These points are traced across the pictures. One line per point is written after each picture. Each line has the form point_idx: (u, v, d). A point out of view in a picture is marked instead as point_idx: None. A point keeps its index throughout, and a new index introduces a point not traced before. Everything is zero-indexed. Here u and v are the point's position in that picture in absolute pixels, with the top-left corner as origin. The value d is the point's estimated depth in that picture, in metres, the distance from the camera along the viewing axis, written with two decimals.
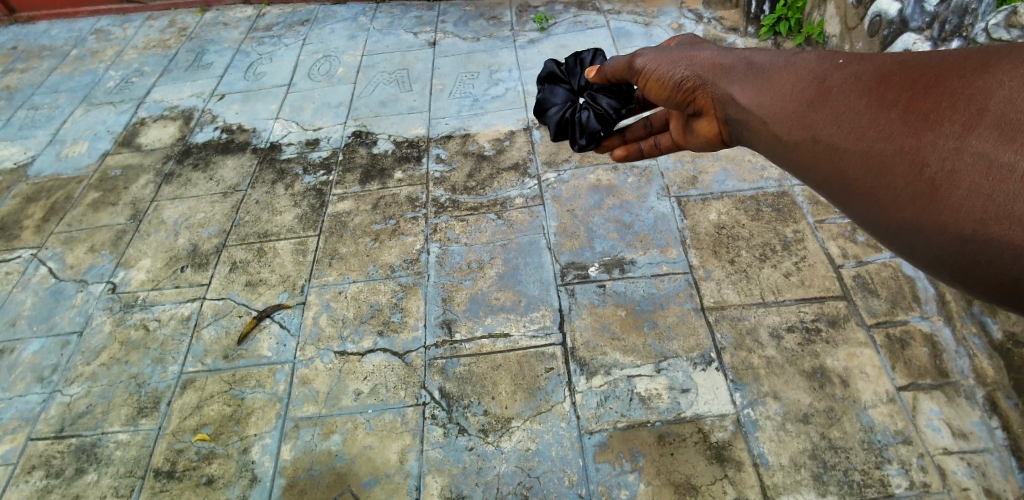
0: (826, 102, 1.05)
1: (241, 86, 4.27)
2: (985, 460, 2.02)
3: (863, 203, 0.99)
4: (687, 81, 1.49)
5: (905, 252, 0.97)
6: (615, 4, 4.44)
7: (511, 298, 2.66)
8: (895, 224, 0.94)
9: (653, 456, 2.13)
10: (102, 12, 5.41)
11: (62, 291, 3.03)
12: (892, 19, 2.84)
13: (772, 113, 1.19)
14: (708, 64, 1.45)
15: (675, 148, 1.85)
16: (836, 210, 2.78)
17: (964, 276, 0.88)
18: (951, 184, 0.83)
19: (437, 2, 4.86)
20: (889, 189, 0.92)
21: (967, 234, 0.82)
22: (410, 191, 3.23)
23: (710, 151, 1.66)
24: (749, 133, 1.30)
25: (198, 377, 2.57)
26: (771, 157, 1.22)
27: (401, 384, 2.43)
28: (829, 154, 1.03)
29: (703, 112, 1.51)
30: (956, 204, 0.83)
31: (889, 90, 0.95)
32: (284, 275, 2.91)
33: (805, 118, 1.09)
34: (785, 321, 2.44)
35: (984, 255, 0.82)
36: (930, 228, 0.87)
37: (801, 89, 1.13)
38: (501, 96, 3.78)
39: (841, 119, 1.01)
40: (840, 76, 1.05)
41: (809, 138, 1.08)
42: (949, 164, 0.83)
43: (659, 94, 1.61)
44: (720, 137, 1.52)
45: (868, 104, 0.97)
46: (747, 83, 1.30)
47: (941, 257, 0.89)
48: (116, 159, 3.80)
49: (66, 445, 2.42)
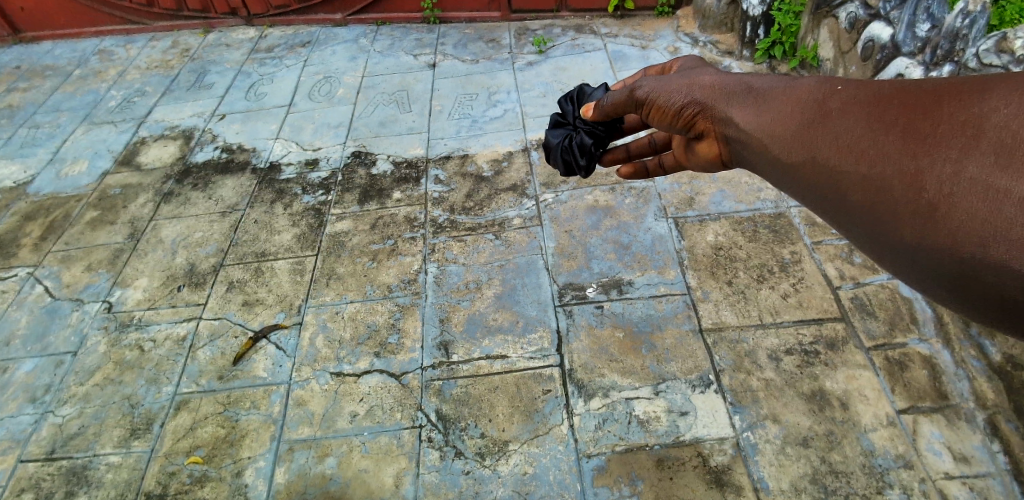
0: (825, 124, 1.05)
1: (242, 106, 4.31)
2: (987, 484, 2.00)
3: (862, 224, 0.99)
4: (688, 105, 1.50)
5: (903, 273, 0.96)
6: (613, 28, 4.50)
7: (509, 319, 2.66)
8: (893, 244, 0.93)
9: (653, 481, 2.11)
10: (105, 33, 5.48)
11: (57, 310, 3.01)
12: (885, 44, 2.91)
13: (770, 134, 1.19)
14: (708, 89, 1.45)
15: (679, 167, 1.84)
16: (833, 231, 2.79)
17: (962, 295, 0.88)
18: (950, 206, 0.83)
19: (437, 25, 4.93)
20: (888, 210, 0.92)
21: (966, 255, 0.82)
22: (409, 211, 3.24)
23: (712, 171, 1.66)
24: (748, 156, 1.30)
25: (193, 398, 2.54)
26: (770, 178, 1.22)
27: (398, 405, 2.41)
28: (828, 176, 1.03)
29: (703, 135, 1.51)
30: (954, 225, 0.83)
31: (887, 113, 0.95)
32: (282, 294, 2.90)
33: (804, 140, 1.09)
34: (783, 343, 2.43)
35: (983, 275, 0.81)
36: (929, 248, 0.87)
37: (800, 112, 1.13)
38: (499, 117, 3.81)
39: (839, 141, 1.01)
40: (838, 98, 1.06)
41: (808, 160, 1.08)
42: (947, 186, 0.84)
43: (661, 119, 1.61)
44: (720, 159, 1.52)
45: (867, 126, 0.98)
46: (748, 106, 1.31)
47: (940, 276, 0.88)
48: (116, 178, 3.81)
49: (57, 467, 2.39)
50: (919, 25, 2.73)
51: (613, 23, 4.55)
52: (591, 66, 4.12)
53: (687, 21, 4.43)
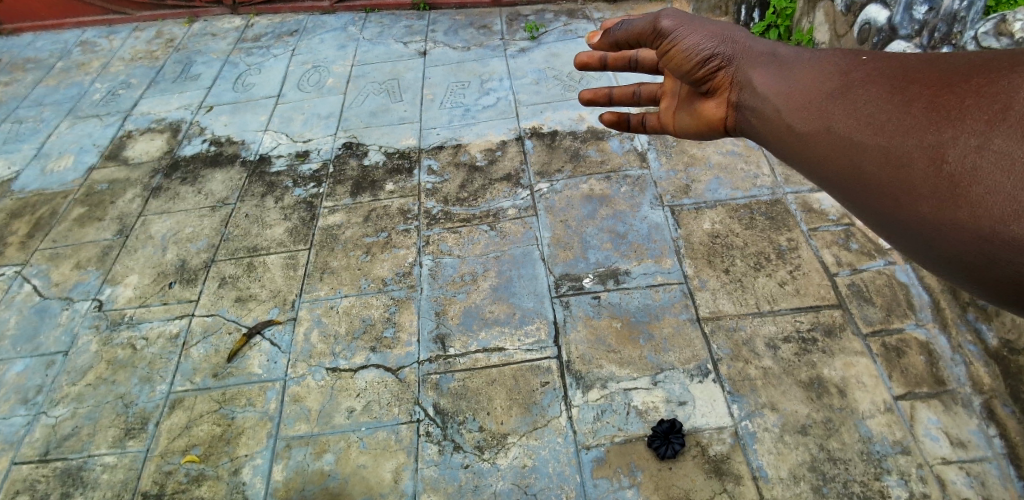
0: (845, 94, 0.97)
1: (229, 97, 4.23)
2: (984, 469, 2.01)
3: (870, 199, 0.90)
4: (711, 56, 1.39)
5: (912, 253, 0.88)
6: (605, 13, 4.46)
7: (505, 311, 2.64)
8: (904, 220, 0.85)
9: (652, 471, 2.10)
10: (87, 23, 5.36)
11: (47, 309, 2.97)
12: (881, 27, 2.86)
13: (789, 104, 1.10)
14: (737, 48, 1.35)
15: (662, 129, 1.66)
16: (829, 218, 2.78)
17: (975, 278, 0.81)
18: (971, 181, 0.76)
19: (427, 11, 4.85)
20: (904, 184, 0.84)
21: (983, 232, 0.75)
22: (401, 203, 3.20)
23: (705, 139, 1.55)
24: (756, 124, 1.21)
25: (188, 397, 2.52)
26: (776, 150, 1.13)
27: (395, 400, 2.39)
28: (842, 146, 0.94)
29: (715, 93, 1.40)
30: (975, 202, 0.75)
31: (914, 85, 0.87)
32: (275, 289, 2.86)
33: (825, 109, 1.00)
34: (781, 330, 2.43)
35: (1000, 254, 0.74)
36: (944, 225, 0.79)
37: (818, 80, 1.05)
38: (492, 106, 3.76)
39: (859, 112, 0.93)
40: (864, 69, 0.97)
41: (821, 129, 0.99)
42: (972, 161, 0.76)
43: (676, 66, 1.49)
44: (725, 125, 1.42)
45: (891, 97, 0.89)
46: (770, 72, 1.22)
47: (948, 254, 0.81)
48: (102, 173, 3.74)
49: (51, 469, 2.36)
50: (916, 7, 2.67)
51: (606, 8, 4.51)
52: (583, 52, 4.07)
53: (680, 5, 4.40)
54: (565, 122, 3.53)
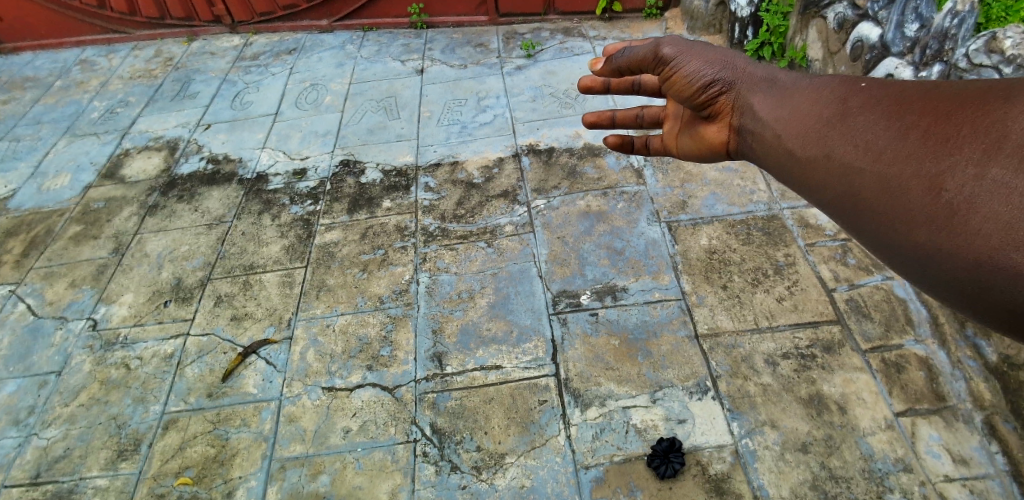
0: (843, 120, 0.97)
1: (227, 115, 4.25)
2: (986, 486, 1.98)
3: (870, 224, 0.90)
4: (711, 82, 1.40)
5: (914, 279, 0.88)
6: (601, 31, 4.51)
7: (502, 328, 2.62)
8: (904, 247, 0.85)
9: (651, 491, 2.08)
10: (87, 43, 5.40)
11: (40, 328, 2.94)
12: (873, 45, 2.91)
13: (788, 129, 1.10)
14: (737, 72, 1.36)
15: (666, 152, 1.67)
16: (826, 233, 2.79)
17: (977, 306, 0.80)
18: (968, 209, 0.76)
19: (425, 30, 4.90)
20: (902, 211, 0.84)
21: (981, 262, 0.74)
22: (398, 220, 3.20)
23: (707, 161, 1.56)
24: (756, 148, 1.21)
25: (181, 417, 2.49)
26: (776, 175, 1.13)
27: (391, 420, 2.37)
28: (841, 172, 0.94)
29: (716, 117, 1.41)
30: (973, 232, 0.75)
31: (911, 111, 0.87)
32: (271, 308, 2.85)
33: (824, 135, 1.00)
34: (780, 347, 2.41)
35: (999, 283, 0.74)
36: (943, 253, 0.79)
37: (817, 106, 1.05)
38: (489, 123, 3.78)
39: (858, 139, 0.93)
40: (862, 95, 0.97)
41: (821, 155, 0.99)
42: (969, 190, 0.76)
43: (677, 91, 1.50)
44: (726, 147, 1.42)
45: (889, 124, 0.89)
46: (769, 97, 1.22)
47: (949, 282, 0.81)
48: (99, 191, 3.74)
49: (42, 492, 2.33)
50: (907, 25, 2.74)
51: (602, 26, 4.57)
52: (579, 69, 4.10)
53: (675, 23, 4.45)
54: (562, 139, 3.55)
